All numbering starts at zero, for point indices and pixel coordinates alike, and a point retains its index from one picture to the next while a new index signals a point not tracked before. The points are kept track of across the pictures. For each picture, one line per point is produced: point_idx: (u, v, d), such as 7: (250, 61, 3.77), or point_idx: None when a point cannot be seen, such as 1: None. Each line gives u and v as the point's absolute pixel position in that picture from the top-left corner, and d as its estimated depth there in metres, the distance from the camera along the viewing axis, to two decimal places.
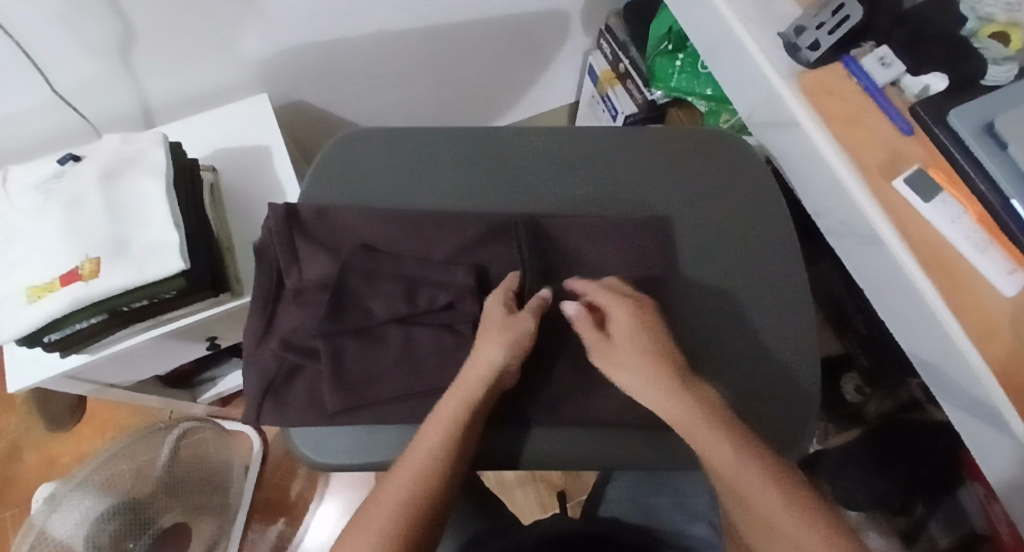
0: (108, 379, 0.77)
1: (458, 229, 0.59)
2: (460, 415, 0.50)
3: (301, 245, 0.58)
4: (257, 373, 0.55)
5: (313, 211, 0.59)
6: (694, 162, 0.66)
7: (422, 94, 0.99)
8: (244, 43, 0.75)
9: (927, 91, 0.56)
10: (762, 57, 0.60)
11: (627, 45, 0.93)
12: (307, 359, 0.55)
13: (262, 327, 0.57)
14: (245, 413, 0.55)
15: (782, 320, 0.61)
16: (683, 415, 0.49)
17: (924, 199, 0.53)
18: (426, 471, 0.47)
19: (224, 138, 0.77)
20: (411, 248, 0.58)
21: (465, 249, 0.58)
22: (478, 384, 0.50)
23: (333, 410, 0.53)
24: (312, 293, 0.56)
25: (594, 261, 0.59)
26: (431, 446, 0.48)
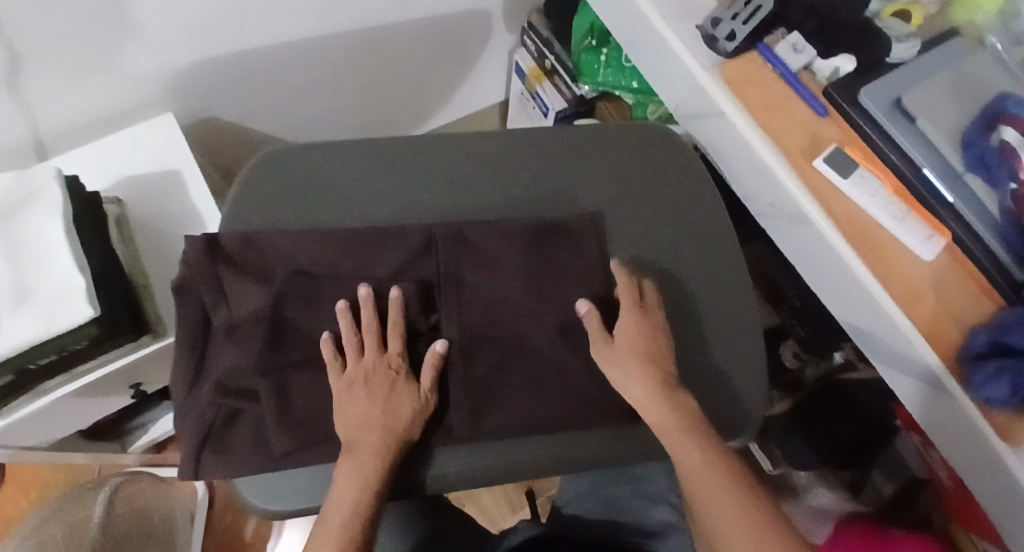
0: (24, 442, 0.70)
1: (398, 244, 0.57)
2: (372, 438, 0.49)
3: (228, 279, 0.55)
4: (193, 421, 0.52)
5: (237, 240, 0.56)
6: (626, 152, 0.66)
7: (344, 101, 0.96)
8: (146, 62, 0.70)
9: (837, 73, 0.58)
10: (682, 49, 0.60)
11: (550, 42, 0.94)
12: (246, 401, 0.52)
13: (191, 375, 0.53)
14: (181, 466, 0.51)
15: (724, 303, 0.62)
16: (653, 412, 0.52)
17: (844, 176, 0.54)
18: (352, 505, 0.47)
19: (129, 166, 0.71)
20: (349, 270, 0.56)
21: (405, 267, 0.56)
22: (376, 411, 0.50)
23: (283, 451, 0.50)
24: (244, 330, 0.54)
25: (538, 263, 0.58)
26: (349, 479, 0.48)
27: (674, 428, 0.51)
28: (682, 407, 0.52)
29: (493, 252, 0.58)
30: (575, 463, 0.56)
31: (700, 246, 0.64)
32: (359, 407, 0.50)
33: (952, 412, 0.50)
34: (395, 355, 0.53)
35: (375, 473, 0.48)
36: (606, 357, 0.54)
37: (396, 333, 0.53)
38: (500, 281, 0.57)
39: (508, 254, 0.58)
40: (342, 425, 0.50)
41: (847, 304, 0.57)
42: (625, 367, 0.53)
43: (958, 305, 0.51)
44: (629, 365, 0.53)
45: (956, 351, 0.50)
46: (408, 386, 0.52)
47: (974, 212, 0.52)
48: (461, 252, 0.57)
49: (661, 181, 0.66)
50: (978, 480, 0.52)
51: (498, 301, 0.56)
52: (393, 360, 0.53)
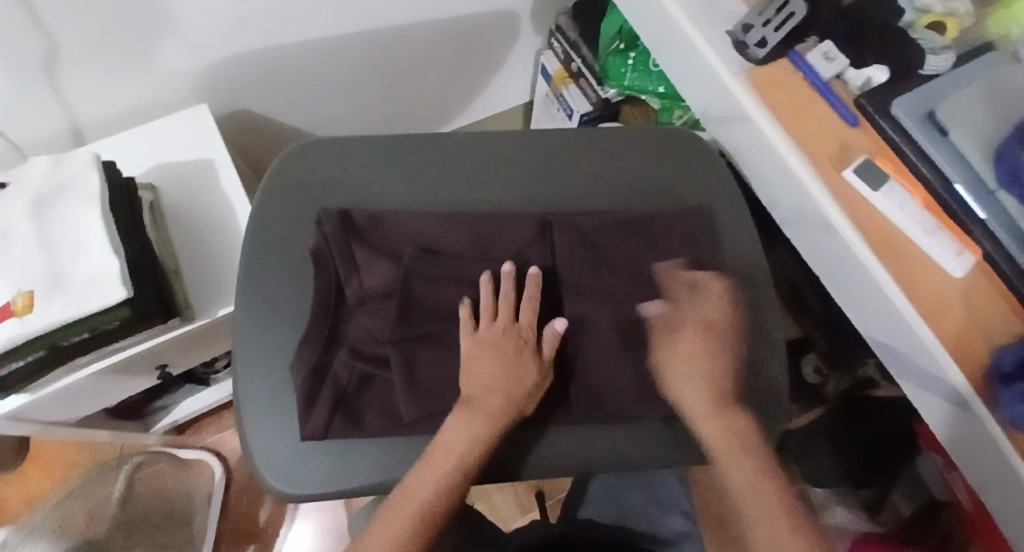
0: (52, 417, 0.73)
1: (510, 230, 0.57)
2: (494, 402, 0.49)
3: (360, 253, 0.55)
4: (325, 386, 0.52)
5: (364, 215, 0.57)
6: (663, 152, 0.63)
7: (371, 99, 0.97)
8: (180, 54, 0.71)
9: (870, 83, 0.57)
10: (711, 53, 0.60)
11: (577, 43, 0.94)
12: (378, 368, 0.53)
13: (324, 340, 0.53)
14: (311, 426, 0.51)
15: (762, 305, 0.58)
16: (707, 427, 0.49)
17: (873, 188, 0.54)
18: (459, 461, 0.48)
19: (162, 155, 0.73)
20: (472, 253, 0.57)
21: (523, 250, 0.57)
22: (503, 375, 0.50)
23: (410, 418, 0.51)
24: (375, 303, 0.54)
25: (660, 255, 0.57)
26: (460, 437, 0.49)
27: (734, 449, 0.49)
28: (741, 429, 0.49)
29: (608, 237, 0.57)
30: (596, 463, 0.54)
31: (744, 245, 0.60)
32: (483, 371, 0.50)
33: (975, 430, 0.49)
34: (528, 326, 0.53)
35: (485, 435, 0.49)
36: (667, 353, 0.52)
37: (531, 306, 0.53)
38: (622, 269, 0.56)
39: (630, 242, 0.57)
40: (468, 380, 0.51)
41: (871, 318, 0.56)
42: (680, 374, 0.51)
43: (988, 321, 0.50)
44: (693, 367, 0.51)
45: (984, 369, 0.49)
46: (534, 357, 0.51)
47: (1008, 228, 0.50)
48: (579, 241, 0.56)
49: (698, 185, 0.62)
50: (1000, 501, 0.50)
51: (626, 289, 0.55)
52: (523, 331, 0.52)
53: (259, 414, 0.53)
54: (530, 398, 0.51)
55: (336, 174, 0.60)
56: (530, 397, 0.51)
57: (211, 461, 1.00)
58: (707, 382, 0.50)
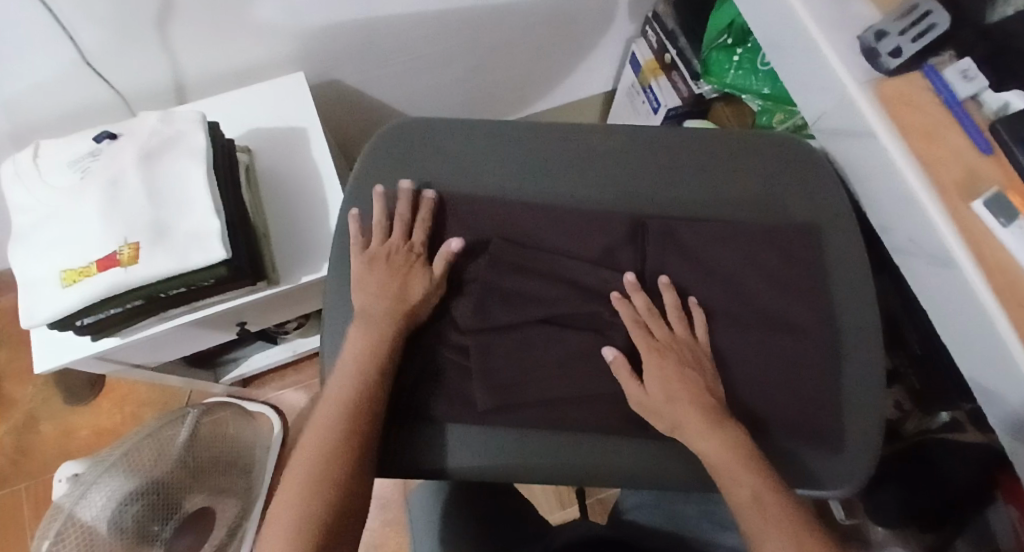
0: (134, 360, 0.75)
1: (601, 227, 0.56)
2: (385, 315, 0.52)
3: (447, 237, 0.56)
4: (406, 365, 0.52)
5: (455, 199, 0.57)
6: (768, 159, 0.60)
7: (457, 78, 0.97)
8: (285, 19, 0.72)
9: (1006, 108, 0.53)
10: (836, 58, 0.57)
11: (675, 34, 0.91)
12: (455, 354, 0.53)
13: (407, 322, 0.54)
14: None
15: (860, 332, 0.55)
16: (706, 444, 0.47)
17: (1004, 223, 0.50)
18: (363, 373, 0.50)
19: (259, 119, 0.74)
20: (560, 248, 0.56)
21: (614, 250, 0.56)
22: (392, 290, 0.53)
23: (485, 408, 0.51)
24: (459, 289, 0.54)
25: (755, 269, 0.55)
26: (356, 352, 0.51)
27: (732, 464, 0.46)
28: (738, 442, 0.47)
29: (701, 245, 0.55)
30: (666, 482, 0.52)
31: (848, 267, 0.58)
32: (379, 288, 0.53)
33: None
34: (416, 242, 0.55)
35: (384, 345, 0.51)
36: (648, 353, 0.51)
37: (420, 226, 0.56)
38: (712, 281, 0.55)
39: (725, 253, 0.55)
40: (361, 296, 0.53)
41: (979, 361, 0.53)
42: (656, 376, 0.50)
43: None
44: (671, 370, 0.50)
45: None
46: (424, 269, 0.54)
47: None
48: (669, 247, 0.55)
49: (806, 199, 0.59)
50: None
51: (718, 303, 0.54)
52: (414, 246, 0.55)
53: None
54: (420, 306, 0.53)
55: (432, 154, 0.60)
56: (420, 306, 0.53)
57: (271, 417, 1.03)
58: (688, 389, 0.49)
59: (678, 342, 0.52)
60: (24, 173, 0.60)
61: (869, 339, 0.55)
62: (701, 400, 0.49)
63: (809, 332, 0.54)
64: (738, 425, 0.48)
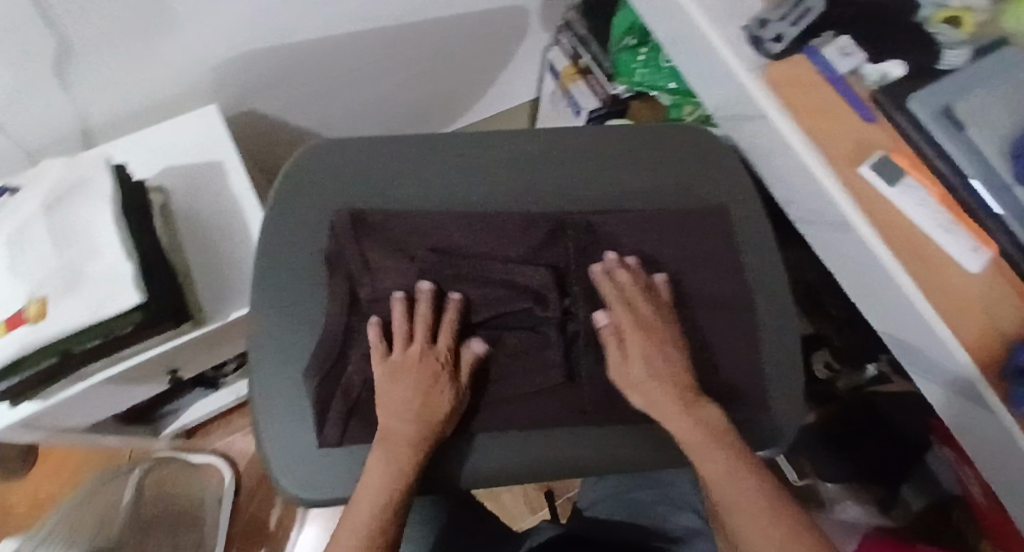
0: (64, 423, 0.72)
1: (526, 228, 0.57)
2: (408, 432, 0.49)
3: (373, 253, 0.55)
4: (341, 389, 0.52)
5: (378, 214, 0.56)
6: (676, 146, 0.63)
7: (379, 98, 0.97)
8: (192, 51, 0.72)
9: (886, 77, 0.57)
10: (725, 44, 0.60)
11: (588, 39, 0.94)
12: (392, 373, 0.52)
13: (335, 348, 0.53)
14: (326, 434, 0.51)
15: (776, 302, 0.58)
16: (682, 424, 0.49)
17: (889, 183, 0.54)
18: (387, 493, 0.47)
19: (172, 156, 0.72)
20: (484, 251, 0.56)
21: (539, 251, 0.56)
22: (412, 402, 0.50)
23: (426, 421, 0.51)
24: (387, 304, 0.54)
25: (674, 253, 0.57)
26: (380, 471, 0.48)
27: (703, 441, 0.48)
28: (710, 421, 0.49)
29: (621, 235, 0.57)
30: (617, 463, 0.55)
31: (759, 241, 0.60)
32: (393, 396, 0.50)
33: (996, 428, 0.50)
34: (444, 350, 0.52)
35: (404, 463, 0.48)
36: (632, 335, 0.52)
37: (448, 327, 0.52)
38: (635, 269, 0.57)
39: (644, 240, 0.57)
40: (384, 406, 0.50)
41: (889, 316, 0.56)
42: (637, 358, 0.52)
43: (1001, 320, 0.51)
44: (654, 352, 0.52)
45: (999, 365, 0.49)
46: (451, 380, 0.51)
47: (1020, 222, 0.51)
48: (591, 241, 0.57)
49: (716, 181, 0.62)
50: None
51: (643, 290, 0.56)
52: (438, 355, 0.52)
53: (276, 417, 0.53)
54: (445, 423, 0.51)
55: (350, 173, 0.59)
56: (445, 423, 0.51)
57: (220, 467, 0.99)
58: (662, 372, 0.51)
59: (658, 320, 0.54)
60: None
61: (782, 308, 0.58)
62: (672, 380, 0.51)
63: (732, 307, 0.57)
64: (710, 401, 0.51)
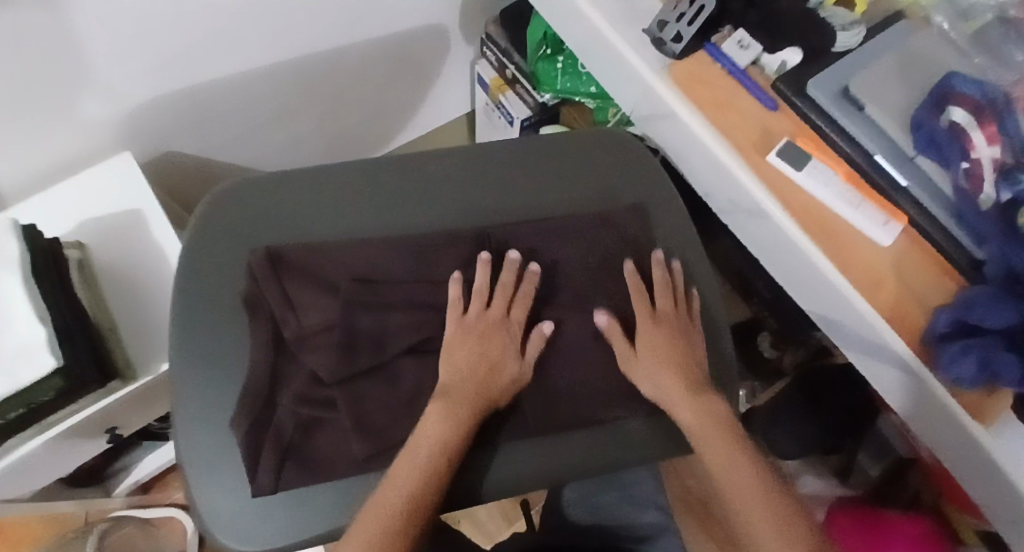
0: (4, 496, 0.70)
1: (452, 248, 0.57)
2: (470, 401, 0.50)
3: (293, 289, 0.54)
4: (271, 433, 0.50)
5: (297, 250, 0.56)
6: (592, 154, 0.64)
7: (306, 127, 0.96)
8: (97, 103, 0.70)
9: (785, 67, 0.58)
10: (627, 48, 0.61)
11: (509, 51, 0.93)
12: (324, 411, 0.51)
13: (262, 393, 0.51)
14: (260, 482, 0.49)
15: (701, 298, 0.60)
16: (683, 413, 0.52)
17: (797, 168, 0.55)
18: (436, 457, 0.48)
19: (89, 210, 0.70)
20: (411, 275, 0.55)
21: (464, 270, 0.56)
22: (478, 364, 0.51)
23: (364, 455, 0.50)
24: (314, 340, 0.52)
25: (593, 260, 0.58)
26: (437, 431, 0.48)
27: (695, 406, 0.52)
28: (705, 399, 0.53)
29: (538, 242, 0.58)
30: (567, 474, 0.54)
31: (681, 238, 0.62)
32: (455, 355, 0.52)
33: (922, 393, 0.50)
34: (517, 323, 0.54)
35: (462, 427, 0.49)
36: (653, 324, 0.55)
37: (523, 301, 0.54)
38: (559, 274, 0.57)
39: (565, 248, 0.57)
40: (446, 369, 0.51)
41: (813, 297, 0.57)
42: (649, 348, 0.54)
43: (919, 287, 0.52)
44: (671, 340, 0.54)
45: (920, 333, 0.50)
46: (517, 353, 0.53)
47: (927, 193, 0.53)
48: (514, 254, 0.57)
49: (635, 184, 0.63)
50: (962, 469, 0.51)
51: (570, 298, 0.56)
52: (509, 327, 0.54)
53: (206, 471, 0.51)
54: (507, 390, 0.52)
55: (266, 210, 0.59)
56: (507, 390, 0.52)
57: (181, 519, 0.93)
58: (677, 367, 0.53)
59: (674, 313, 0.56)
60: None
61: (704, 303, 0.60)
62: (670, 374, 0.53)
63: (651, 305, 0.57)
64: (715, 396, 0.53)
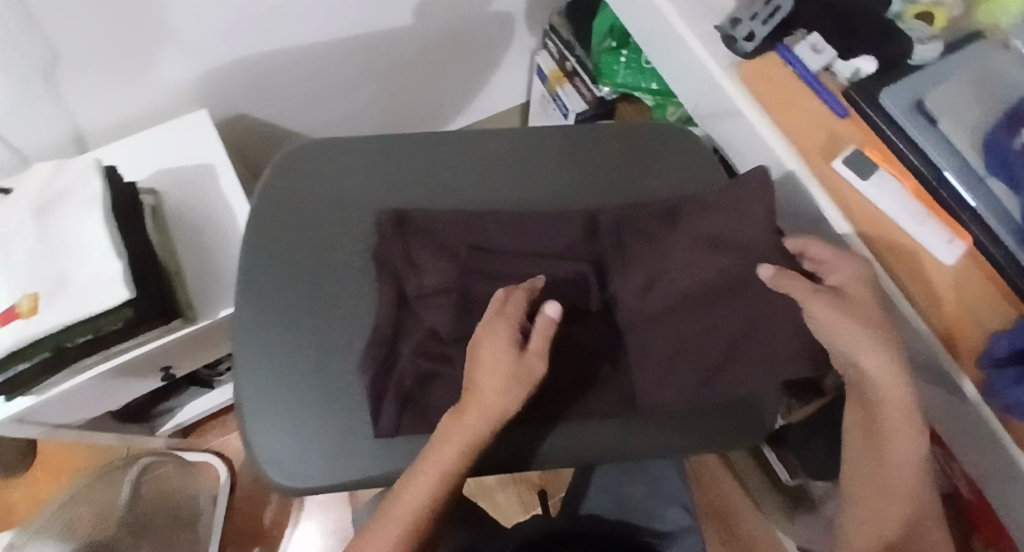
0: (57, 420, 0.74)
1: (563, 228, 0.61)
2: (480, 428, 0.48)
3: (415, 249, 0.57)
4: (393, 382, 0.53)
5: (418, 214, 0.60)
6: (651, 151, 0.68)
7: (368, 102, 0.99)
8: (178, 59, 0.73)
9: (858, 74, 0.58)
10: (698, 43, 0.62)
11: (572, 43, 0.95)
12: (442, 367, 0.54)
13: (386, 345, 0.55)
14: (382, 424, 0.53)
15: None
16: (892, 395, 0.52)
17: (861, 176, 0.54)
18: (448, 476, 0.48)
19: (163, 159, 0.74)
20: (525, 250, 0.59)
21: (574, 248, 0.61)
22: (476, 373, 0.48)
23: None
24: (434, 300, 0.55)
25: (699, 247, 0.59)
26: (449, 454, 0.48)
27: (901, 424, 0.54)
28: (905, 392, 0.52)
29: (636, 231, 0.61)
30: (606, 454, 0.61)
31: None
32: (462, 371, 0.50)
33: (972, 416, 0.49)
34: (510, 326, 0.49)
35: (467, 446, 0.48)
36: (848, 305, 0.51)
37: (518, 307, 0.50)
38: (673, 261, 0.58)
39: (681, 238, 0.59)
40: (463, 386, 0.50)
41: None
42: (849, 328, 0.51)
43: (979, 308, 0.50)
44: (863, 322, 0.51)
45: (977, 356, 0.49)
46: (508, 358, 0.47)
47: (997, 215, 0.51)
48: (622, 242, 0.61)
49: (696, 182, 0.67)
50: (1005, 500, 0.50)
51: (675, 280, 0.58)
52: (504, 330, 0.48)
53: (261, 409, 0.54)
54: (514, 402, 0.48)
55: (331, 174, 0.63)
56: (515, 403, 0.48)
57: (217, 465, 1.00)
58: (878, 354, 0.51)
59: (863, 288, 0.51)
60: None
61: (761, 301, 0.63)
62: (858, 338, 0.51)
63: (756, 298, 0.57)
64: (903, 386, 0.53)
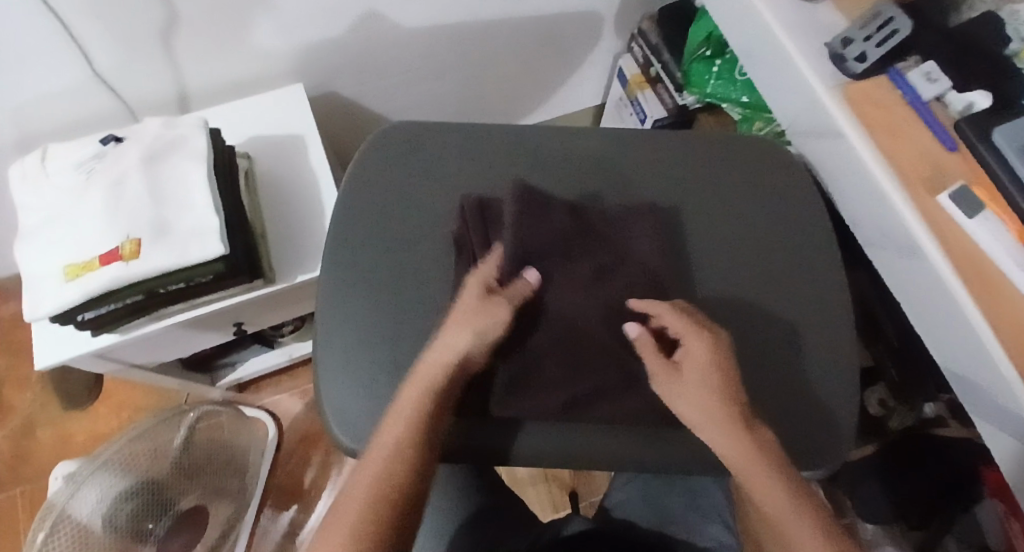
0: (132, 360, 0.77)
1: (649, 229, 0.59)
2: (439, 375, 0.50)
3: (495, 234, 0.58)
4: None
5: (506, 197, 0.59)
6: (749, 163, 0.66)
7: (450, 91, 1.00)
8: (283, 30, 0.76)
9: (972, 108, 0.56)
10: (804, 60, 0.61)
11: (659, 49, 0.94)
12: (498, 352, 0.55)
13: None
14: None
15: (838, 323, 0.60)
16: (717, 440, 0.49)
17: (968, 215, 0.52)
18: (408, 432, 0.49)
19: (259, 127, 0.77)
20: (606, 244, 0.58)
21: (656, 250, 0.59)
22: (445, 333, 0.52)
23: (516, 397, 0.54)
24: None
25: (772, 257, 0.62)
26: (411, 405, 0.50)
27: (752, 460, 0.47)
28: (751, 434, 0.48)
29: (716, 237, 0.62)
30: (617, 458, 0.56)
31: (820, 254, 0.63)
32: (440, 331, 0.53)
33: None
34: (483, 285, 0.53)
35: (427, 404, 0.50)
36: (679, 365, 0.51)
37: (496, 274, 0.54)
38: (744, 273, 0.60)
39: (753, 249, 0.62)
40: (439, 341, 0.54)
41: (951, 347, 0.54)
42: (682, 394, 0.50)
43: None
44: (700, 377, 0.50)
45: None
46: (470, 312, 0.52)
47: None
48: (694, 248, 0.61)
49: (794, 201, 0.65)
50: None
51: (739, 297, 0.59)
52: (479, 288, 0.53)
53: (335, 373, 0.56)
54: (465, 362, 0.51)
55: (419, 157, 0.64)
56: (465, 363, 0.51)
57: (266, 423, 1.05)
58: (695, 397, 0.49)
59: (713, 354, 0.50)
60: (32, 177, 0.64)
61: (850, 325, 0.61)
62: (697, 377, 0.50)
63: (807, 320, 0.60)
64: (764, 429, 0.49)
